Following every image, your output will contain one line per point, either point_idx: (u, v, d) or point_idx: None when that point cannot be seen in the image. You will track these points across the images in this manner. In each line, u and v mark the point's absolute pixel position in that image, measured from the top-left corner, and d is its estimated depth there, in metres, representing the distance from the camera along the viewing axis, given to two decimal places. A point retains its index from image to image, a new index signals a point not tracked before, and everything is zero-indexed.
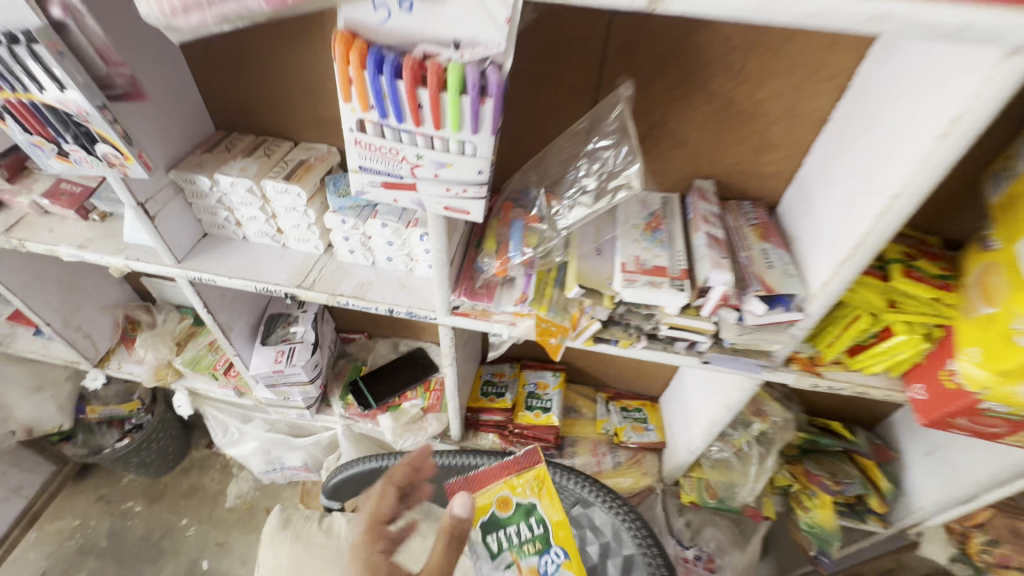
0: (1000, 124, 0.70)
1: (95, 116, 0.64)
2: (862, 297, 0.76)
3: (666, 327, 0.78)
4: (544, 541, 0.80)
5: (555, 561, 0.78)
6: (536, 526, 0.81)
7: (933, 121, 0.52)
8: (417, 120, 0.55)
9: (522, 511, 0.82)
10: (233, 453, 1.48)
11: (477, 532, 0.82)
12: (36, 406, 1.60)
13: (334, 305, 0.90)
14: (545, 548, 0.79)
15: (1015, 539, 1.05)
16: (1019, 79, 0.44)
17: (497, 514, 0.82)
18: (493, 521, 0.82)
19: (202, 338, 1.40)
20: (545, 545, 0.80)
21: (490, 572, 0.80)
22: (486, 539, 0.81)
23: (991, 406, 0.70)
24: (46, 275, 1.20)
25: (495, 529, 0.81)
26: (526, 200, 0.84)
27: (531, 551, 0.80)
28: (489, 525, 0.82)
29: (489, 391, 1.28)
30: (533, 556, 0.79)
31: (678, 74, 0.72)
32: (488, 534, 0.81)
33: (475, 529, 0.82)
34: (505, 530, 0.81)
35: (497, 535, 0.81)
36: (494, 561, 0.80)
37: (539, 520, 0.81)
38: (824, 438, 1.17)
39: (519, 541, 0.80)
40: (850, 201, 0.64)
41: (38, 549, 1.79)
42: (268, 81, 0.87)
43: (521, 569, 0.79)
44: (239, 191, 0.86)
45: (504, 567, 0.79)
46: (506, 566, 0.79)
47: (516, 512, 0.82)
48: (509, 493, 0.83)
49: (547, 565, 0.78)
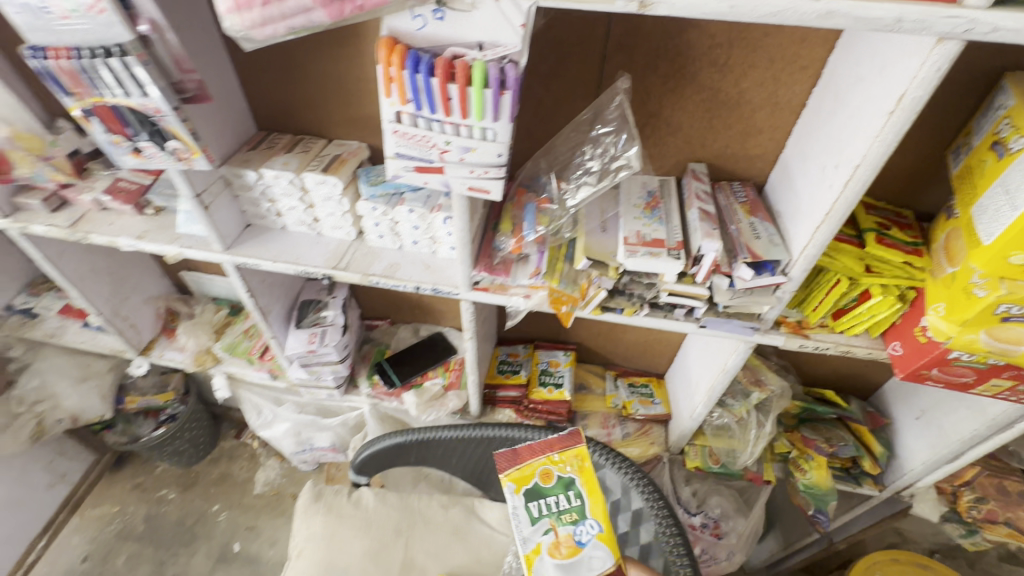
0: (957, 105, 0.79)
1: (169, 116, 0.76)
2: (841, 263, 0.85)
3: (666, 294, 0.87)
4: (580, 513, 0.88)
5: (590, 532, 0.87)
6: (574, 499, 0.89)
7: (886, 101, 0.61)
8: (447, 111, 0.65)
9: (562, 484, 0.90)
10: (265, 435, 1.60)
11: (519, 499, 0.89)
12: (83, 395, 1.67)
13: (366, 284, 1.01)
14: (581, 519, 0.88)
15: (1001, 496, 1.12)
16: (949, 61, 0.54)
17: (540, 484, 0.90)
18: (536, 490, 0.90)
19: (237, 325, 1.52)
20: (581, 516, 0.88)
21: (528, 534, 0.88)
22: (528, 504, 0.89)
23: (958, 356, 0.77)
24: (99, 268, 1.31)
25: (537, 498, 0.89)
26: (538, 186, 0.94)
27: (569, 521, 0.88)
28: (532, 493, 0.89)
29: (506, 369, 1.39)
30: (570, 525, 0.88)
31: (671, 67, 0.82)
32: (530, 501, 0.89)
33: (519, 496, 0.89)
34: (546, 499, 0.89)
35: (538, 503, 0.89)
36: (533, 526, 0.88)
37: (578, 494, 0.89)
38: (819, 406, 1.26)
39: (558, 510, 0.89)
40: (823, 174, 0.73)
41: (80, 534, 1.87)
42: (306, 85, 0.98)
43: (557, 536, 0.87)
44: (283, 183, 0.97)
45: (543, 532, 0.88)
46: (545, 532, 0.88)
47: (557, 485, 0.90)
48: (551, 467, 0.90)
49: (582, 534, 0.87)
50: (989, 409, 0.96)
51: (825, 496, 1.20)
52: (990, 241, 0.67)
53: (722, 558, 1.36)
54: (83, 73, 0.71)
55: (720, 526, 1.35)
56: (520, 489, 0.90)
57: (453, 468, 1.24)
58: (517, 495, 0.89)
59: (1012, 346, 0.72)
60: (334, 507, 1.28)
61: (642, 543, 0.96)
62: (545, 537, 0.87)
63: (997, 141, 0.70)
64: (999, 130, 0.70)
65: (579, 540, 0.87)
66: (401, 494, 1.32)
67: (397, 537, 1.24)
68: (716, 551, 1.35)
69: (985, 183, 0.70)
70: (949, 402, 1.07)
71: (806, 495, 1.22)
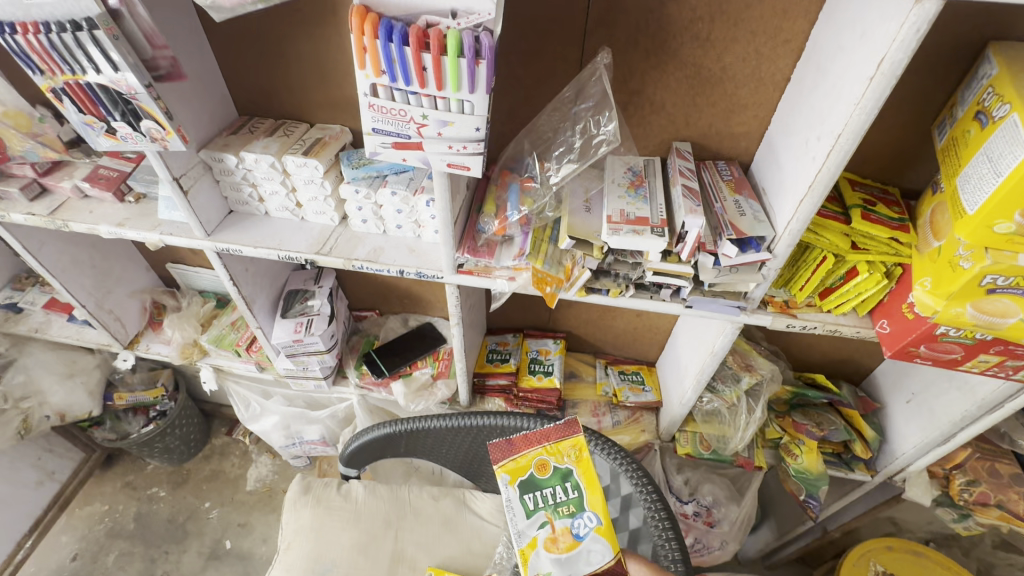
0: (940, 77, 0.78)
1: (142, 93, 0.74)
2: (827, 240, 0.84)
3: (651, 273, 0.86)
4: (578, 505, 0.80)
5: (588, 525, 0.79)
6: (571, 491, 0.81)
7: (867, 67, 0.60)
8: (422, 83, 0.64)
9: (559, 475, 0.81)
10: (254, 428, 1.58)
11: (514, 491, 0.81)
12: (69, 391, 1.65)
13: (349, 269, 0.99)
14: (578, 511, 0.80)
15: (993, 478, 1.11)
16: (928, 22, 0.53)
17: (536, 476, 0.81)
18: (532, 482, 0.81)
19: (224, 318, 1.49)
20: (578, 508, 0.80)
21: (524, 529, 0.80)
22: (523, 497, 0.81)
23: (946, 331, 0.76)
24: (81, 260, 1.30)
25: (533, 490, 0.81)
26: (522, 167, 0.93)
27: (565, 514, 0.80)
28: (527, 485, 0.81)
29: (495, 358, 1.38)
30: (567, 518, 0.80)
31: (652, 43, 0.81)
32: (525, 494, 0.81)
33: (514, 488, 0.81)
34: (542, 491, 0.81)
35: (534, 495, 0.81)
36: (529, 520, 0.80)
37: (575, 485, 0.81)
38: (810, 391, 1.25)
39: (555, 502, 0.81)
40: (807, 147, 0.72)
41: (70, 532, 1.85)
42: (286, 68, 0.97)
43: (554, 530, 0.80)
44: (263, 167, 0.96)
45: (539, 526, 0.80)
46: (541, 525, 0.80)
47: (554, 476, 0.81)
48: (548, 458, 0.81)
49: (579, 527, 0.80)
50: (979, 388, 0.95)
51: (817, 480, 1.19)
52: (975, 210, 0.66)
53: (715, 547, 1.35)
54: (52, 50, 0.70)
55: (711, 514, 1.34)
56: (515, 481, 0.81)
57: (442, 457, 1.23)
58: (511, 487, 0.81)
59: (999, 318, 0.71)
60: (323, 499, 1.26)
61: (632, 529, 0.94)
62: (541, 530, 0.80)
63: (981, 110, 0.69)
64: (983, 99, 0.69)
65: (577, 533, 0.79)
66: (391, 487, 1.31)
67: (386, 529, 1.22)
68: (708, 540, 1.35)
69: (969, 153, 0.69)
70: (940, 383, 1.06)
71: (799, 481, 1.20)
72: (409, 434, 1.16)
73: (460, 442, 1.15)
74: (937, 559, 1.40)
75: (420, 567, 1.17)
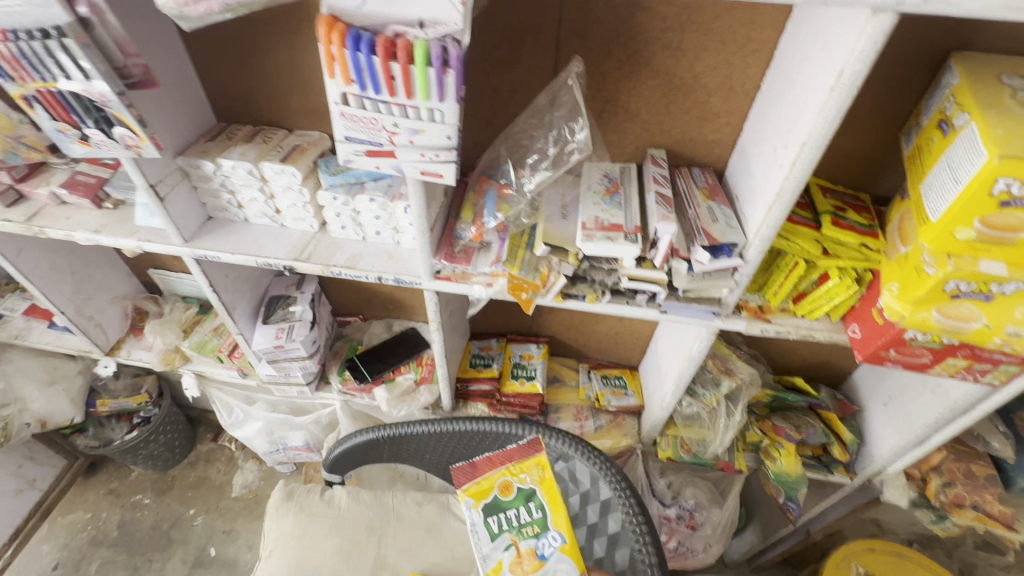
0: (907, 86, 0.79)
1: (114, 100, 0.74)
2: (799, 246, 0.84)
3: (626, 279, 0.86)
4: (541, 525, 0.93)
5: (552, 544, 0.91)
6: (534, 511, 0.93)
7: (828, 77, 0.61)
8: (391, 91, 0.64)
9: (522, 497, 0.94)
10: (237, 434, 1.57)
11: (479, 514, 0.93)
12: (50, 398, 1.63)
13: (328, 275, 0.99)
14: (542, 531, 0.92)
15: (968, 480, 1.12)
16: (884, 34, 0.54)
17: (499, 498, 0.94)
18: (495, 504, 0.94)
19: (206, 324, 1.48)
20: (542, 529, 0.92)
21: (490, 551, 0.92)
22: (487, 520, 0.93)
23: (914, 336, 0.77)
24: (60, 266, 1.29)
25: (497, 511, 0.94)
26: (499, 173, 0.94)
27: (530, 534, 0.92)
28: (491, 507, 0.94)
29: (478, 363, 1.38)
30: (531, 538, 0.92)
31: (625, 52, 0.82)
32: (490, 516, 0.93)
33: (478, 511, 0.93)
34: (506, 513, 0.94)
35: (498, 517, 0.93)
36: (493, 542, 0.92)
37: (537, 505, 0.93)
38: (789, 394, 1.26)
39: (519, 523, 0.93)
40: (775, 155, 0.73)
41: (52, 541, 1.83)
42: (264, 74, 0.97)
43: (519, 551, 0.92)
44: (240, 173, 0.96)
45: (504, 547, 0.92)
46: (506, 547, 0.92)
47: (517, 497, 0.94)
48: (510, 479, 0.94)
49: (544, 547, 0.91)
50: (952, 391, 0.96)
51: (795, 483, 1.19)
52: (937, 217, 0.67)
53: (699, 550, 1.35)
54: (22, 58, 0.70)
55: (694, 517, 1.35)
56: (479, 504, 0.94)
57: (426, 463, 1.22)
58: (475, 509, 0.93)
59: (963, 323, 0.72)
60: (305, 506, 1.26)
61: (611, 534, 0.92)
62: (505, 552, 0.92)
63: (943, 119, 0.70)
64: (945, 108, 0.70)
65: (542, 553, 0.91)
66: (374, 493, 1.31)
67: (369, 535, 1.22)
68: (693, 543, 1.35)
69: (932, 161, 0.71)
70: (915, 387, 1.07)
71: (778, 484, 1.21)
72: (390, 441, 1.16)
73: (442, 449, 1.15)
74: (917, 559, 1.41)
75: (403, 573, 1.17)
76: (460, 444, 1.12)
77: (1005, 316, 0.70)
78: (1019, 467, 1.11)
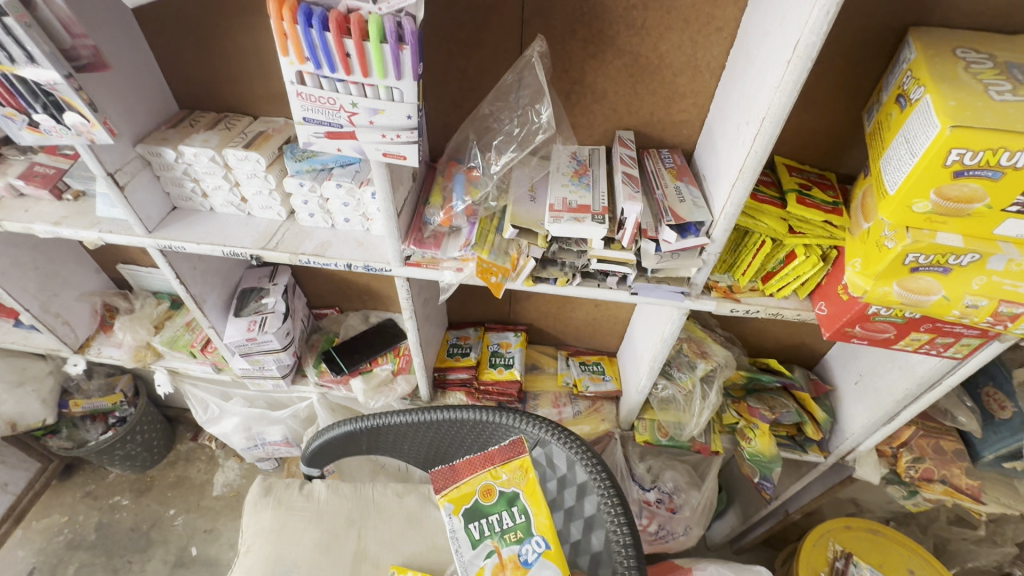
0: (868, 62, 0.80)
1: (62, 84, 0.72)
2: (766, 224, 0.85)
3: (596, 260, 0.86)
4: (525, 530, 0.87)
5: (536, 550, 0.86)
6: (518, 516, 0.88)
7: (785, 49, 0.61)
8: (347, 69, 0.63)
9: (504, 501, 0.89)
10: (214, 431, 1.55)
11: (459, 520, 0.89)
12: (19, 400, 1.59)
13: (296, 263, 0.98)
14: (526, 536, 0.87)
15: (937, 455, 1.14)
16: (836, 4, 0.54)
17: (481, 502, 0.90)
18: (476, 509, 0.90)
19: (178, 319, 1.45)
20: (526, 534, 0.87)
21: (471, 558, 0.87)
22: (469, 526, 0.89)
23: (877, 310, 0.77)
24: (23, 262, 1.25)
25: (479, 517, 0.89)
26: (467, 157, 0.93)
27: (512, 540, 0.88)
28: (472, 513, 0.90)
29: (455, 352, 1.37)
30: (514, 544, 0.87)
31: (589, 32, 0.82)
32: (470, 522, 0.89)
33: (458, 518, 0.89)
34: (488, 518, 0.89)
35: (480, 523, 0.89)
36: (475, 549, 0.88)
37: (521, 510, 0.88)
38: (764, 375, 1.27)
39: (501, 529, 0.88)
40: (739, 132, 0.73)
41: (27, 546, 1.79)
42: (225, 59, 0.95)
43: (501, 557, 0.87)
44: (203, 160, 0.94)
45: (486, 554, 0.87)
46: (488, 554, 0.87)
47: (499, 501, 0.89)
48: (492, 482, 0.90)
49: (527, 553, 0.86)
50: (919, 367, 0.97)
51: (770, 462, 1.21)
52: (895, 190, 0.67)
53: (679, 533, 1.37)
54: None
55: (673, 500, 1.35)
56: (459, 510, 0.90)
57: (405, 454, 1.21)
58: (456, 516, 0.89)
59: (924, 296, 0.72)
60: (284, 500, 1.24)
61: (587, 517, 0.91)
62: (487, 560, 0.87)
63: (901, 93, 0.71)
64: (903, 83, 0.71)
65: (525, 559, 0.86)
66: (354, 486, 1.30)
67: (349, 528, 1.21)
68: (673, 526, 1.36)
69: (890, 136, 0.71)
70: (884, 364, 1.09)
71: (754, 464, 1.22)
72: (369, 432, 1.15)
73: (418, 439, 1.14)
74: (892, 535, 1.44)
75: (384, 565, 1.16)
76: (437, 433, 1.11)
77: (964, 289, 0.70)
78: (985, 440, 1.13)
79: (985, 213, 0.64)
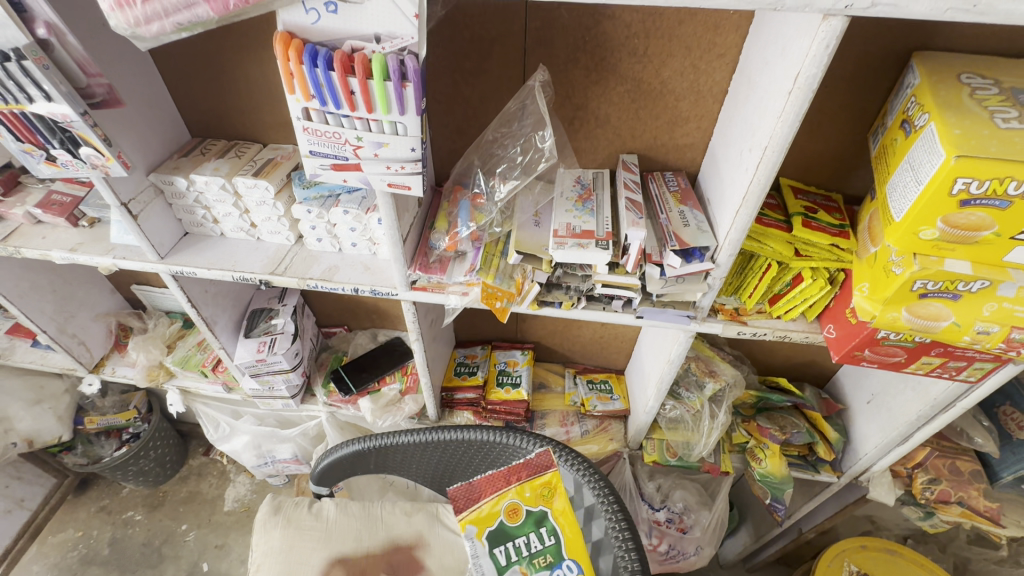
0: (872, 85, 0.80)
1: (78, 121, 0.74)
2: (771, 247, 0.84)
3: (600, 285, 0.86)
4: (555, 553, 0.89)
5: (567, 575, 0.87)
6: (547, 538, 0.90)
7: (786, 81, 0.62)
8: (352, 106, 0.64)
9: (531, 522, 0.91)
10: (225, 449, 1.57)
11: (483, 544, 0.91)
12: (36, 417, 1.62)
13: (304, 288, 0.99)
14: (556, 560, 0.88)
15: (954, 476, 1.12)
16: (837, 37, 0.54)
17: (506, 524, 0.92)
18: (502, 531, 0.91)
19: (191, 338, 1.47)
20: (556, 557, 0.88)
21: None
22: (493, 550, 0.91)
23: (886, 335, 0.76)
24: (40, 285, 1.28)
25: (505, 540, 0.91)
26: (472, 183, 0.94)
27: (542, 564, 0.89)
28: (497, 536, 0.91)
29: (463, 371, 1.37)
30: (544, 569, 0.88)
31: (592, 59, 0.82)
32: (496, 547, 0.91)
33: (483, 541, 0.91)
34: (514, 542, 0.91)
35: (505, 547, 0.91)
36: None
37: (550, 531, 0.90)
38: (774, 394, 1.26)
39: (529, 553, 0.90)
40: (742, 158, 0.73)
41: (42, 561, 1.81)
42: (235, 89, 0.98)
43: None
44: (214, 189, 0.96)
45: None
46: None
47: (526, 522, 0.91)
48: (518, 502, 0.92)
49: None
50: (932, 388, 0.95)
51: (781, 483, 1.19)
52: (901, 217, 0.67)
53: (691, 553, 1.36)
54: None
55: (684, 520, 1.34)
56: (484, 533, 0.91)
57: (413, 473, 1.20)
58: (480, 540, 0.91)
59: (933, 322, 0.71)
60: (293, 519, 1.24)
61: (595, 541, 0.90)
62: None
63: (906, 119, 0.70)
64: (908, 108, 0.70)
65: None
66: (362, 504, 1.30)
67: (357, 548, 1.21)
68: (682, 545, 1.36)
69: (896, 161, 0.71)
70: (896, 385, 1.07)
71: (765, 485, 1.21)
72: (377, 451, 1.14)
73: (426, 458, 1.14)
74: (910, 556, 1.41)
75: None
76: (445, 452, 1.11)
77: (974, 315, 0.69)
78: (1004, 461, 1.10)
79: (993, 241, 0.64)
